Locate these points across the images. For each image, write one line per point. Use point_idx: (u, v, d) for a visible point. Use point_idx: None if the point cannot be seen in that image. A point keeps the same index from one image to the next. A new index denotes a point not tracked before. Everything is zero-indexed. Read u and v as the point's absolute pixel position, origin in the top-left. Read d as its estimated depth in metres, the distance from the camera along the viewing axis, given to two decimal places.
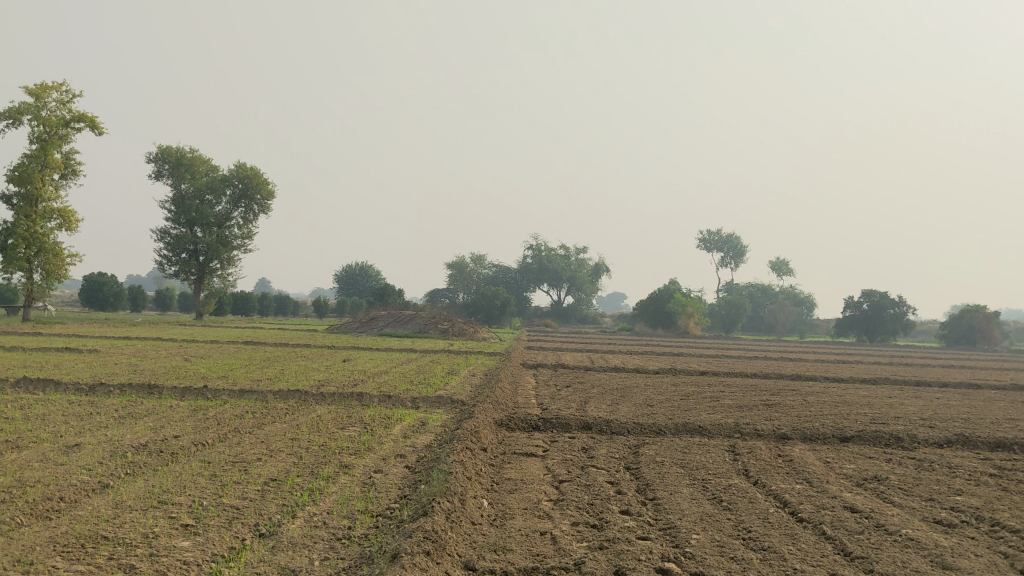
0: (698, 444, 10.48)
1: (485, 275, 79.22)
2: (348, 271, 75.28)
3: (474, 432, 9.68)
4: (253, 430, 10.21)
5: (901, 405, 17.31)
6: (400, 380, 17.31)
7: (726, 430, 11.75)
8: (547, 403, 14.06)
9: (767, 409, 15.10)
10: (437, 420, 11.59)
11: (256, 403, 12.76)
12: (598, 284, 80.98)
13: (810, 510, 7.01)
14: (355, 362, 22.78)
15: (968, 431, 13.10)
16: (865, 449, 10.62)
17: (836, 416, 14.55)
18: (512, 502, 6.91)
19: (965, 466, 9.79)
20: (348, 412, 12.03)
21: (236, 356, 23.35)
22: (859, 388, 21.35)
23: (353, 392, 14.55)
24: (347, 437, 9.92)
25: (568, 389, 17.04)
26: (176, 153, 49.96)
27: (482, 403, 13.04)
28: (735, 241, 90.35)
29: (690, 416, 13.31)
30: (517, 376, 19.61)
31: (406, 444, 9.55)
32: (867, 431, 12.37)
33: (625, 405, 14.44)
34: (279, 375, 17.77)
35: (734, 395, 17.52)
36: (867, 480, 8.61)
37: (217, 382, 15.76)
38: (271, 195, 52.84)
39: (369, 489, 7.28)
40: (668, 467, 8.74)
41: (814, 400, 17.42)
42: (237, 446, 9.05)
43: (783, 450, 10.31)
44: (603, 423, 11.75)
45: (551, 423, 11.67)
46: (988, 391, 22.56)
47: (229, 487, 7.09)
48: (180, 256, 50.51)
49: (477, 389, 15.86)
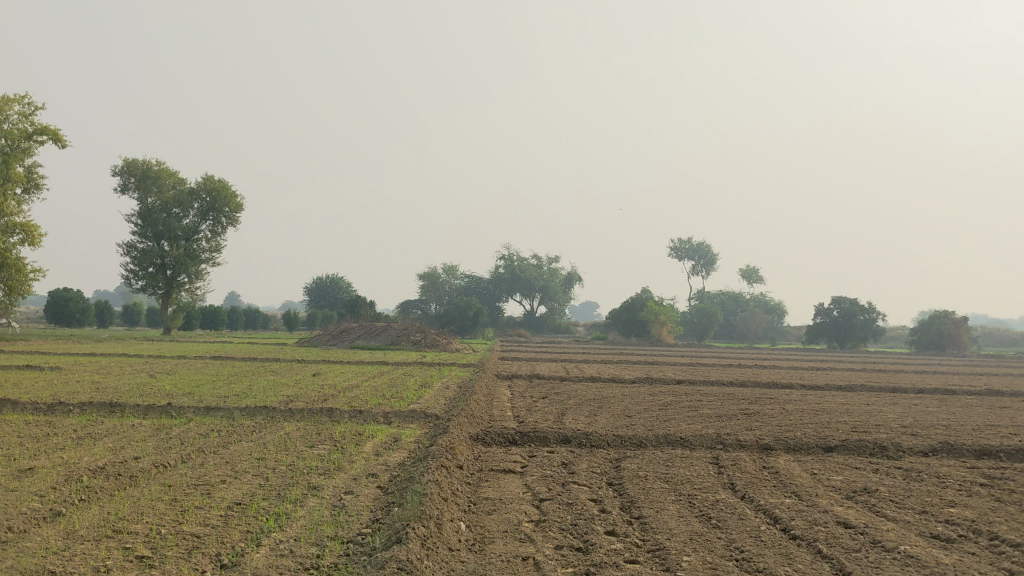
0: (681, 456, 10.17)
1: (457, 286, 78.77)
2: (319, 283, 74.57)
3: (449, 448, 9.32)
4: (218, 450, 9.78)
5: (881, 412, 17.13)
6: (371, 394, 16.89)
7: (708, 442, 11.45)
8: (523, 417, 13.71)
9: (747, 418, 14.85)
10: (410, 435, 11.21)
11: (222, 421, 12.30)
12: (570, 293, 80.80)
13: (802, 527, 6.72)
14: (325, 376, 22.30)
15: (952, 438, 12.88)
16: (851, 459, 10.35)
17: (817, 425, 14.29)
18: (492, 524, 6.55)
19: (954, 475, 9.55)
20: (318, 430, 11.62)
21: (202, 372, 22.81)
22: (836, 395, 21.15)
23: (322, 408, 14.13)
24: (317, 455, 9.53)
25: (544, 400, 16.71)
26: (142, 165, 49.18)
27: (458, 417, 12.68)
28: (706, 249, 90.59)
29: (671, 427, 13.01)
30: (492, 388, 19.23)
31: (379, 462, 9.18)
32: (851, 440, 12.12)
33: (603, 417, 14.13)
34: (247, 391, 17.27)
35: (713, 404, 17.24)
36: (857, 493, 8.31)
37: (181, 399, 15.26)
38: (240, 207, 52.15)
39: (338, 513, 6.90)
40: (651, 482, 8.41)
41: (792, 408, 17.18)
42: (199, 468, 8.63)
43: (768, 462, 10.02)
44: (582, 436, 11.41)
45: (528, 437, 11.32)
46: (963, 396, 22.48)
47: (190, 513, 6.68)
48: (147, 270, 49.67)
49: (452, 402, 15.50)
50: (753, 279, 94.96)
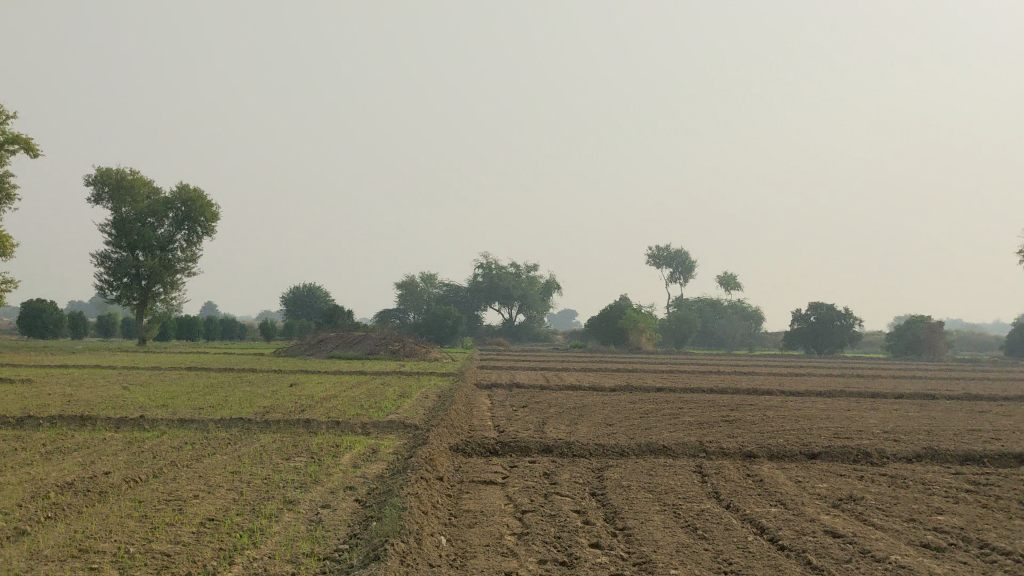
0: (664, 464, 10.03)
1: (435, 294, 78.49)
2: (296, 292, 74.09)
3: (429, 460, 9.12)
4: (191, 463, 9.54)
5: (862, 417, 17.09)
6: (349, 404, 16.66)
7: (691, 449, 11.34)
8: (503, 426, 13.55)
9: (728, 425, 14.75)
10: (389, 446, 11.01)
11: (196, 433, 12.03)
12: (548, 301, 80.74)
13: (791, 537, 6.58)
14: (303, 386, 22.02)
15: (934, 443, 12.82)
16: (836, 467, 10.24)
17: (799, 431, 14.22)
18: (473, 538, 6.37)
19: (939, 482, 9.45)
20: (294, 441, 11.38)
21: (177, 384, 22.48)
22: (817, 401, 21.10)
23: (299, 419, 13.88)
24: (293, 468, 9.31)
25: (524, 409, 16.54)
26: (116, 175, 48.64)
27: (437, 427, 12.48)
28: (684, 256, 90.83)
29: (653, 435, 12.88)
30: (471, 397, 19.07)
31: (357, 475, 8.98)
32: (834, 447, 12.02)
33: (584, 426, 13.97)
34: (222, 403, 16.97)
35: (694, 411, 17.15)
36: (843, 501, 8.19)
37: (155, 411, 14.96)
38: (216, 216, 51.69)
39: (315, 528, 6.70)
40: (635, 492, 8.26)
41: (774, 415, 17.12)
42: (172, 482, 8.39)
43: (753, 469, 9.90)
44: (564, 445, 11.26)
45: (509, 446, 11.16)
46: (943, 401, 22.51)
47: (160, 530, 6.45)
48: (121, 280, 49.08)
49: (431, 412, 15.31)
50: (730, 286, 95.25)
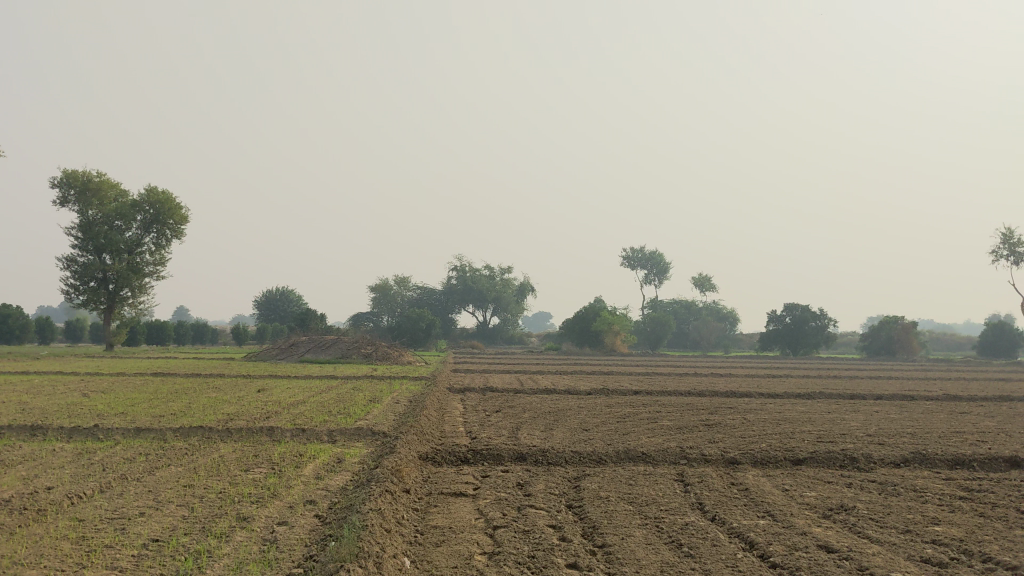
0: (643, 473, 9.54)
1: (409, 298, 77.85)
2: (269, 296, 73.18)
3: (395, 471, 8.58)
4: (142, 477, 8.95)
5: (843, 420, 16.71)
6: (317, 411, 16.08)
7: (670, 456, 10.87)
8: (476, 432, 13.05)
9: (707, 430, 14.32)
10: (355, 456, 10.47)
11: (153, 443, 11.45)
12: (523, 304, 80.31)
13: (781, 553, 6.11)
14: (270, 392, 21.41)
15: (920, 447, 12.43)
16: (822, 473, 9.80)
17: (780, 435, 13.81)
18: (440, 558, 5.86)
19: (931, 488, 9.04)
20: (255, 451, 10.80)
21: (140, 390, 21.80)
22: (796, 403, 20.79)
23: (262, 427, 13.29)
24: (252, 480, 8.75)
25: (497, 414, 16.04)
26: (83, 177, 47.65)
27: (406, 434, 11.95)
28: (658, 258, 90.69)
29: (631, 441, 12.42)
30: (444, 402, 18.57)
31: (319, 487, 8.43)
32: (819, 452, 11.57)
33: (560, 431, 13.47)
34: (185, 409, 16.36)
35: (672, 415, 16.71)
36: (834, 510, 7.76)
37: (110, 420, 14.31)
38: (185, 219, 50.83)
39: (269, 548, 6.17)
40: (614, 504, 7.77)
41: (753, 418, 16.72)
42: (119, 498, 7.81)
43: (737, 477, 9.45)
44: (539, 453, 10.75)
45: (481, 454, 10.65)
46: (922, 402, 22.24)
47: (97, 554, 5.89)
48: (88, 285, 48.06)
49: (401, 418, 14.75)
50: (705, 287, 95.24)
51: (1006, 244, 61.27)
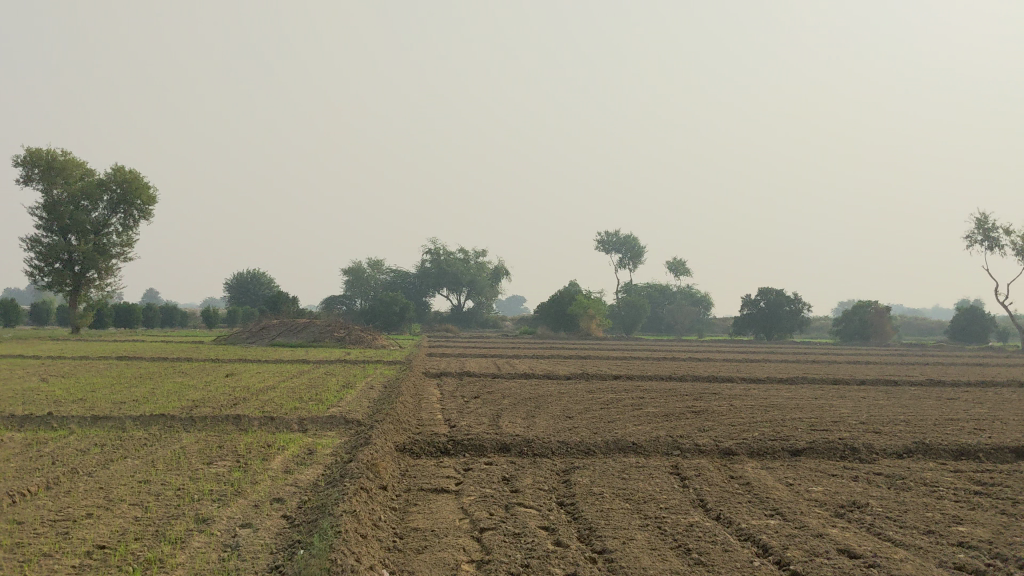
0: (635, 465, 8.93)
1: (383, 281, 76.94)
2: (239, 278, 71.97)
3: (370, 466, 7.88)
4: (95, 471, 8.22)
5: (833, 407, 16.16)
6: (287, 397, 15.35)
7: (662, 447, 10.26)
8: (454, 420, 12.39)
9: (694, 417, 13.76)
10: (327, 447, 9.78)
11: (111, 433, 10.68)
12: (498, 287, 79.69)
13: (800, 559, 5.52)
14: (239, 377, 20.62)
15: (920, 436, 11.88)
16: (825, 465, 9.22)
17: (771, 423, 13.26)
18: (424, 569, 5.22)
19: (941, 483, 8.49)
20: (220, 442, 10.08)
21: (102, 374, 20.94)
22: (780, 389, 20.25)
23: (227, 414, 12.53)
24: (213, 476, 8.04)
25: (476, 401, 15.35)
26: (47, 155, 46.37)
27: (381, 423, 11.26)
28: (632, 241, 90.30)
29: (619, 430, 11.83)
30: (420, 387, 17.88)
31: (287, 484, 7.74)
32: (818, 441, 10.99)
33: (542, 419, 12.82)
34: (148, 396, 15.54)
35: (657, 401, 16.09)
36: (847, 509, 7.20)
37: (66, 407, 13.48)
38: (153, 199, 49.70)
39: (228, 556, 5.49)
40: (610, 502, 7.15)
41: (740, 404, 16.18)
42: (64, 497, 7.09)
43: (735, 470, 8.87)
44: (523, 443, 10.10)
45: (461, 445, 9.98)
46: (907, 387, 21.83)
47: (32, 565, 5.16)
48: (53, 266, 46.82)
49: (376, 405, 14.03)
50: (679, 271, 95.06)
51: (981, 229, 61.35)
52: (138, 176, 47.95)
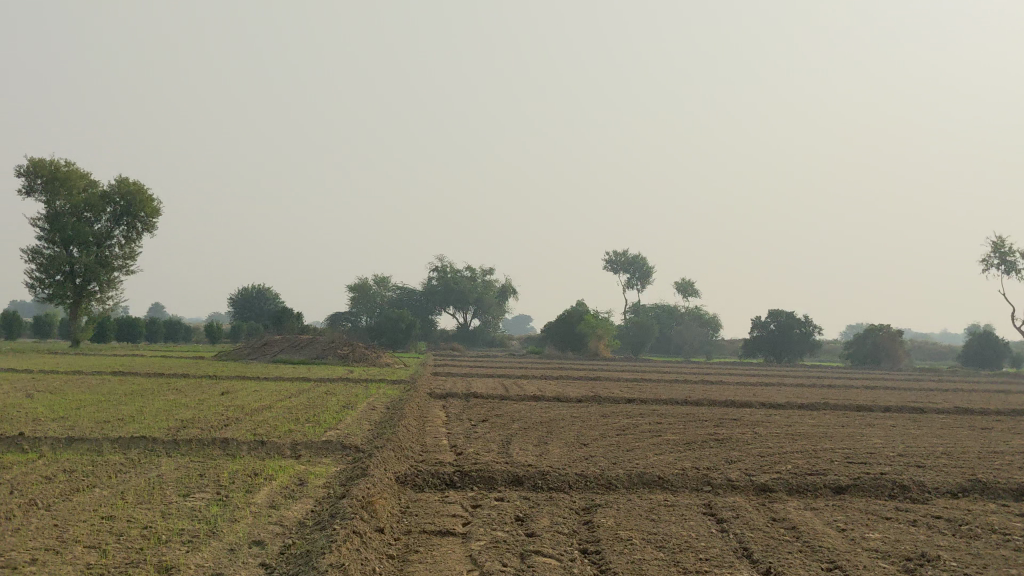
0: (664, 504, 7.95)
1: (389, 297, 75.97)
2: (244, 294, 71.06)
3: (366, 504, 6.92)
4: (54, 505, 7.25)
5: (865, 436, 15.10)
6: (283, 418, 14.37)
7: (691, 481, 9.27)
8: (459, 447, 11.43)
9: (719, 446, 12.78)
10: (320, 477, 8.84)
11: (87, 458, 9.69)
12: (505, 306, 78.73)
13: None
14: (235, 395, 19.61)
15: (967, 472, 10.86)
16: (875, 506, 8.21)
17: (800, 454, 12.26)
18: None
19: (1013, 530, 7.49)
20: (201, 469, 9.11)
21: (92, 390, 19.97)
22: (805, 415, 19.16)
23: (214, 437, 11.55)
24: (190, 512, 7.07)
25: (483, 424, 14.40)
26: (50, 166, 45.62)
27: (381, 449, 10.33)
28: (642, 262, 89.33)
29: (641, 460, 10.87)
30: (423, 409, 16.92)
31: (271, 522, 6.78)
32: (863, 477, 9.93)
33: (555, 447, 11.84)
34: (135, 415, 14.57)
35: (675, 428, 15.04)
36: (915, 564, 6.21)
37: (43, 426, 12.52)
38: (157, 212, 48.96)
39: None
40: (642, 550, 6.18)
41: (765, 432, 15.13)
42: (11, 536, 6.13)
43: (777, 511, 7.86)
44: (538, 476, 9.12)
45: (469, 477, 9.01)
46: (934, 415, 20.80)
47: None
48: (54, 278, 45.97)
49: (376, 428, 13.04)
50: (688, 292, 94.16)
51: (996, 253, 60.33)
52: (143, 188, 47.26)
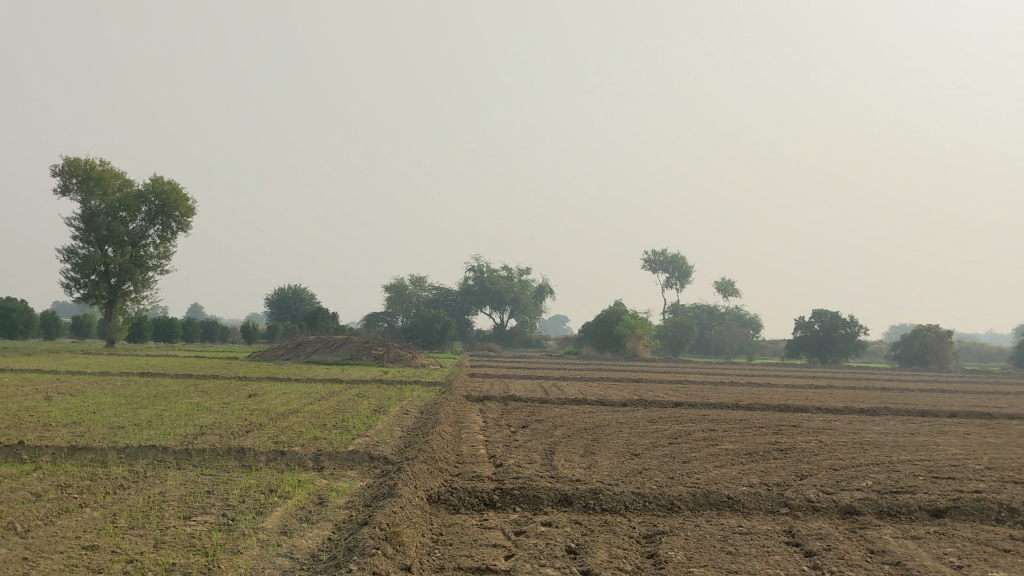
0: (738, 531, 6.84)
1: (425, 298, 75.16)
2: (281, 294, 70.64)
3: (392, 533, 5.88)
4: (34, 529, 6.27)
5: (939, 446, 13.77)
6: (308, 424, 13.37)
7: (766, 502, 8.09)
8: (499, 458, 10.32)
9: (783, 457, 11.55)
10: (342, 495, 7.80)
11: (89, 471, 8.74)
12: (542, 307, 77.62)
13: None
14: (261, 398, 18.66)
15: None
16: (986, 535, 6.99)
17: (877, 467, 11.00)
18: None
19: None
20: (210, 485, 8.11)
21: (116, 393, 19.17)
22: (867, 422, 17.82)
23: (230, 447, 10.54)
24: (185, 540, 6.06)
25: (524, 431, 13.29)
26: (85, 165, 45.22)
27: (413, 462, 9.26)
28: (681, 261, 87.70)
29: (701, 475, 9.70)
30: (460, 413, 15.88)
31: (279, 555, 5.73)
32: (960, 496, 8.69)
33: (603, 458, 10.70)
34: (152, 420, 13.64)
35: (733, 436, 13.81)
36: None
37: (51, 433, 11.60)
38: (191, 211, 48.50)
39: None
40: None
41: (831, 441, 13.86)
42: None
43: (873, 541, 6.70)
44: (590, 495, 7.99)
45: (510, 497, 7.91)
46: (1002, 420, 19.36)
47: None
48: (89, 278, 45.52)
49: (409, 436, 11.98)
50: (728, 292, 92.40)
51: None
52: (177, 186, 46.79)
